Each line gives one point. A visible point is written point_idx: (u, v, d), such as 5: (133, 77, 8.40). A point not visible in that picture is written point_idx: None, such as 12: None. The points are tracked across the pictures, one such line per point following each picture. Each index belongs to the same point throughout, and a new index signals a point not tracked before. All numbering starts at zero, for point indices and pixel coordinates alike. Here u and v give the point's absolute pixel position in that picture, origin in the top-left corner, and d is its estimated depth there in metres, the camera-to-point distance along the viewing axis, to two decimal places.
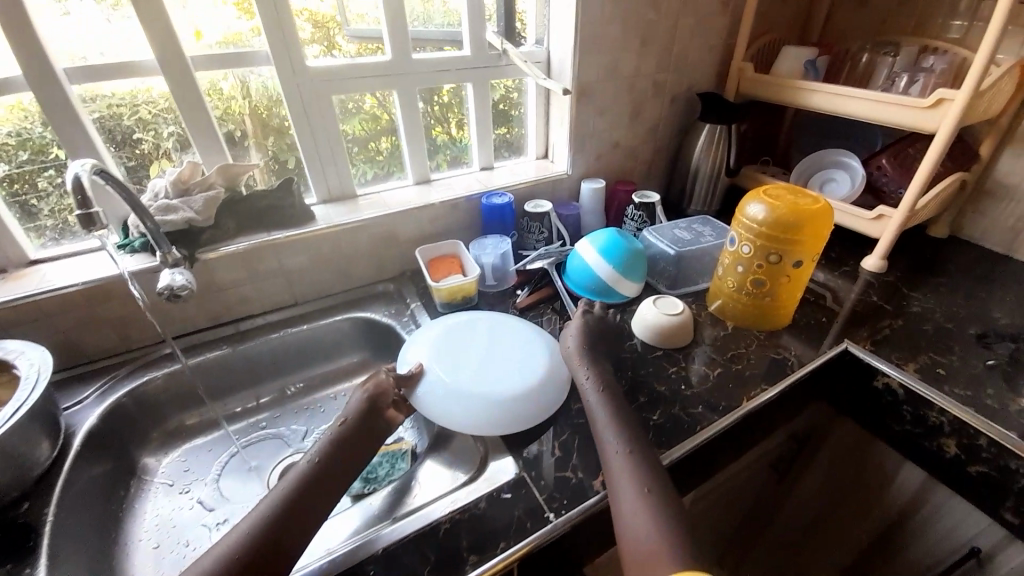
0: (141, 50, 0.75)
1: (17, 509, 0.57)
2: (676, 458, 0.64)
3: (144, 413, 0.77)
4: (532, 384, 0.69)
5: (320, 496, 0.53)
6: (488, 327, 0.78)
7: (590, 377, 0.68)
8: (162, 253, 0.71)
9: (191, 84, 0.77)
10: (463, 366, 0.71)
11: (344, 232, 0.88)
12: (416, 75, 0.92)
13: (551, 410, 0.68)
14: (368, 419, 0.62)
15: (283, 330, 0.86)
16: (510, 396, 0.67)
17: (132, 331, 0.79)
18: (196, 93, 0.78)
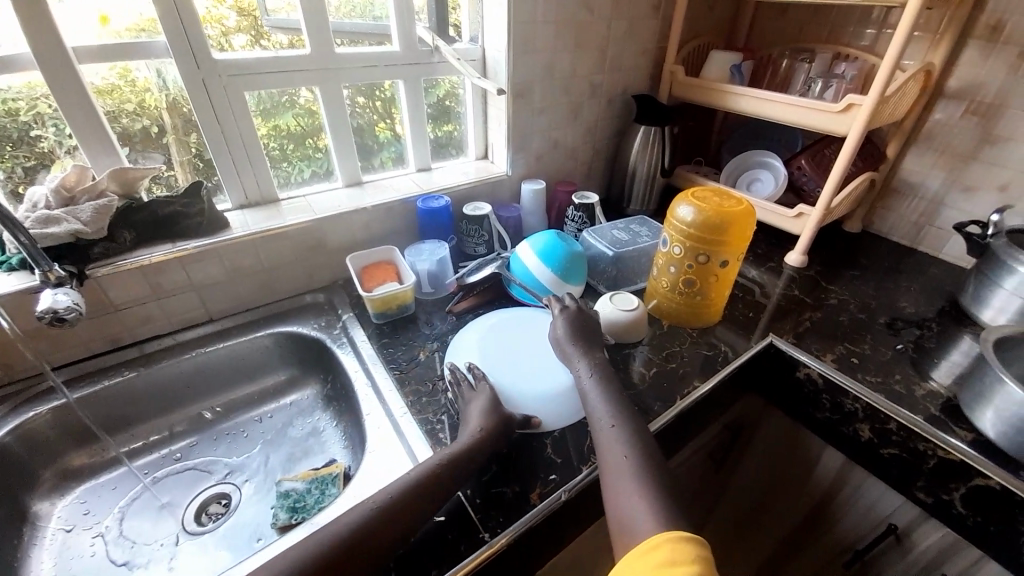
0: (19, 38, 0.65)
1: None
2: (663, 424, 0.69)
3: (30, 453, 0.67)
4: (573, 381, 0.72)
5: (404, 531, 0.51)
6: (522, 328, 0.81)
7: (585, 368, 0.68)
8: (42, 271, 0.64)
9: (76, 80, 0.68)
10: (502, 365, 0.73)
11: (264, 240, 0.81)
12: (346, 70, 0.87)
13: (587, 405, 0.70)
14: (499, 445, 0.61)
15: (198, 349, 0.79)
16: (553, 396, 0.69)
17: (12, 361, 0.69)
18: (83, 89, 0.69)
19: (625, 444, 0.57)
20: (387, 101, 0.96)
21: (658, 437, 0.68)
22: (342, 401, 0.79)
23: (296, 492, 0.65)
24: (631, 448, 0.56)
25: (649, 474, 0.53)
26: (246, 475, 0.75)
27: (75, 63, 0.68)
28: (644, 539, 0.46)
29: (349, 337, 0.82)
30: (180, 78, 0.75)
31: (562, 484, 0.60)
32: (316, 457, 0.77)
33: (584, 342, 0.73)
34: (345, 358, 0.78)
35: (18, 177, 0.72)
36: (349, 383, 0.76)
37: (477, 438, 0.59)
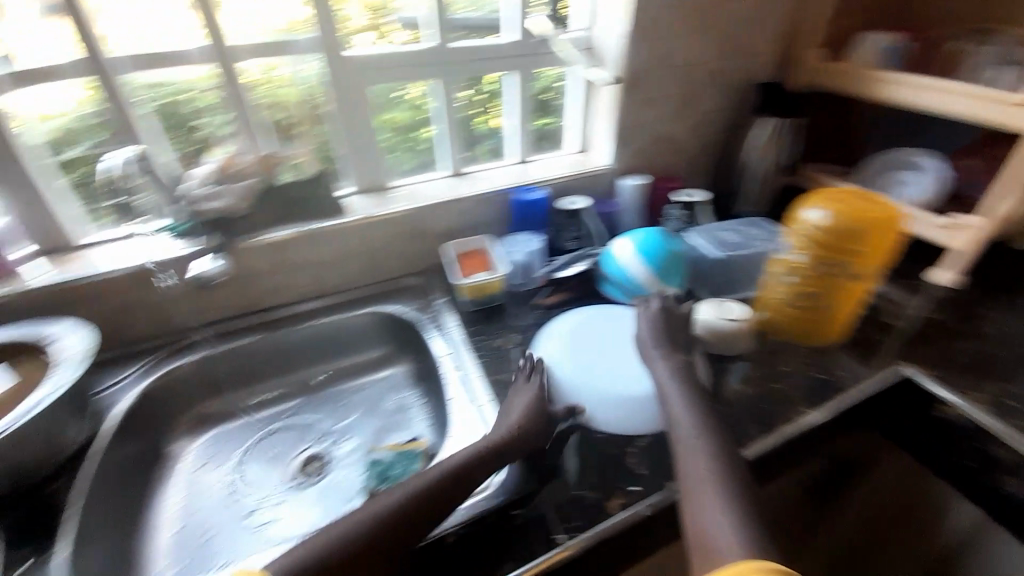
0: (192, 39, 0.75)
1: (50, 486, 0.59)
2: (763, 448, 0.63)
3: (174, 396, 0.79)
4: None
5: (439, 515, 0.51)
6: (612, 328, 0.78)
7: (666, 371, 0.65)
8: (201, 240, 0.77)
9: (231, 75, 0.78)
10: (593, 364, 0.71)
11: (373, 225, 0.87)
12: (458, 63, 0.90)
13: None
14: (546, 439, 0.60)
15: (311, 321, 0.87)
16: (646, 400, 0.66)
17: (166, 317, 0.81)
18: (235, 82, 0.79)
19: (703, 459, 0.53)
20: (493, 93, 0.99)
21: (756, 462, 0.62)
22: (430, 382, 0.83)
23: (385, 461, 0.70)
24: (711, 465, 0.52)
25: (742, 501, 0.49)
26: (341, 441, 0.81)
27: (233, 60, 0.78)
28: (729, 568, 0.43)
29: (439, 321, 0.85)
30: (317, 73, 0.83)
31: (644, 498, 0.57)
32: (403, 432, 0.81)
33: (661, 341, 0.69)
34: (435, 342, 0.81)
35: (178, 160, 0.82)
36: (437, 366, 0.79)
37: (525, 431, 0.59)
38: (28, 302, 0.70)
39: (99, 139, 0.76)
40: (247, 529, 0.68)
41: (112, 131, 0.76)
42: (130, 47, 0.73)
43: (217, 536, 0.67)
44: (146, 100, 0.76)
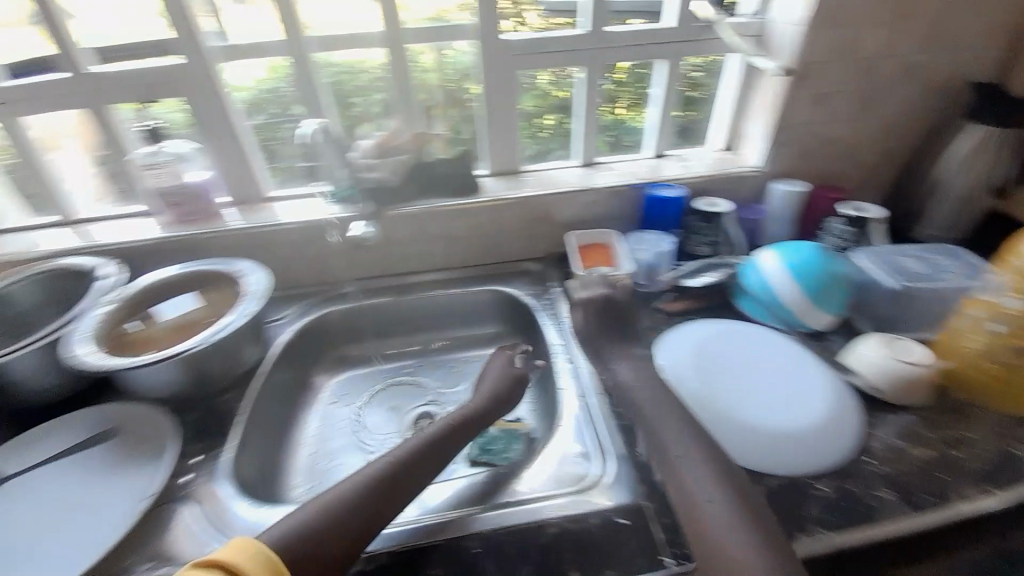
0: (373, 22, 0.83)
1: (224, 397, 0.69)
2: (923, 523, 0.53)
3: (319, 339, 0.89)
4: (806, 424, 0.60)
5: (397, 502, 0.51)
6: (744, 348, 0.71)
7: (626, 372, 0.67)
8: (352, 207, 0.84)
9: (400, 55, 0.84)
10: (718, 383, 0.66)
11: (508, 206, 0.89)
12: (611, 49, 0.88)
13: (826, 458, 0.58)
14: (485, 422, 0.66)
15: (439, 290, 0.92)
16: (780, 434, 0.59)
17: (320, 268, 0.91)
18: (404, 63, 0.85)
19: (712, 493, 0.51)
20: (632, 80, 0.95)
21: (911, 536, 0.53)
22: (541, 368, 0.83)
23: (489, 435, 0.73)
24: (717, 501, 0.50)
25: None
26: (451, 406, 0.85)
27: (404, 42, 0.84)
28: None
29: (556, 311, 0.85)
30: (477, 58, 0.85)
31: None
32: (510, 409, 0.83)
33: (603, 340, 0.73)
34: (549, 331, 0.81)
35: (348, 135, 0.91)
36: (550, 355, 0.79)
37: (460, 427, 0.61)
38: (224, 241, 0.84)
39: (284, 107, 0.88)
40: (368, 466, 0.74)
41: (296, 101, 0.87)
42: (324, 28, 0.82)
43: (342, 466, 0.75)
44: (329, 76, 0.86)
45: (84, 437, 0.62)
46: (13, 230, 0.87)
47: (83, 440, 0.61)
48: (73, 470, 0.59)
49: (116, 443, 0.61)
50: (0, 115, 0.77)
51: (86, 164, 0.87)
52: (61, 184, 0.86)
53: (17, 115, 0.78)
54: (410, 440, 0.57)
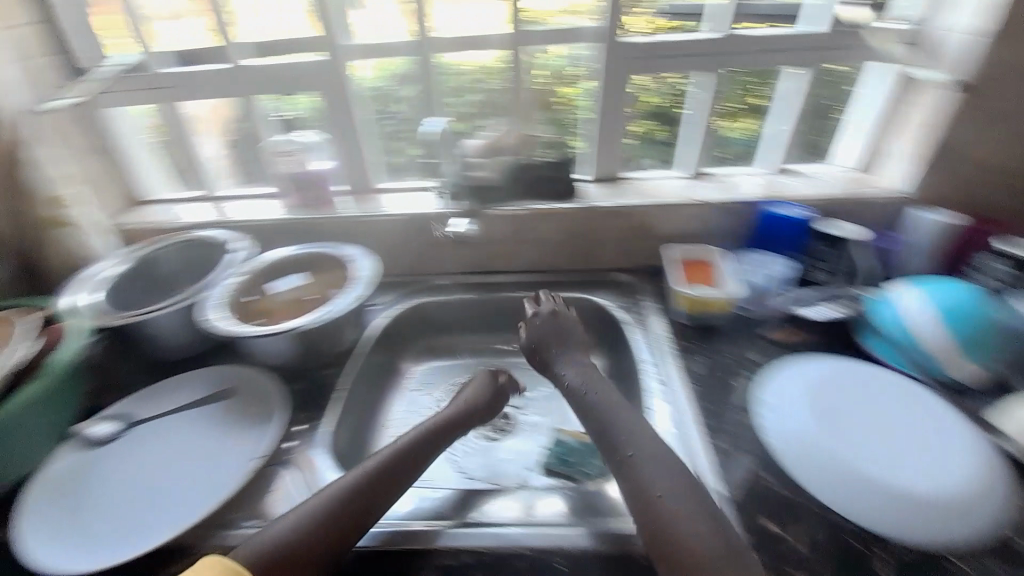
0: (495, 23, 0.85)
1: (325, 372, 0.73)
2: None
3: (410, 328, 0.91)
4: (954, 492, 0.51)
5: (387, 497, 0.53)
6: (869, 394, 0.63)
7: (572, 376, 0.67)
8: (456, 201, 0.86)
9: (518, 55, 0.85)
10: (840, 429, 0.58)
11: (606, 214, 0.85)
12: (740, 56, 0.82)
13: (978, 535, 0.50)
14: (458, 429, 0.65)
15: (528, 292, 0.90)
16: (920, 498, 0.51)
17: (418, 260, 0.94)
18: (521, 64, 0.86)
19: (676, 492, 0.50)
20: (727, 90, 0.89)
21: None
22: (627, 385, 0.78)
23: (567, 446, 0.71)
24: (677, 496, 0.50)
25: None
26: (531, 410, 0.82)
27: (523, 43, 0.84)
28: None
29: (650, 328, 0.80)
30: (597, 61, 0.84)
31: None
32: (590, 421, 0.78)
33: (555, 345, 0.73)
34: (639, 348, 0.77)
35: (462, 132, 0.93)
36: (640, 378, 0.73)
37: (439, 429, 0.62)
38: (337, 226, 0.90)
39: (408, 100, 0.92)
40: (448, 460, 0.73)
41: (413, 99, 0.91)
42: (449, 30, 0.85)
43: None
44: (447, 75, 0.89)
45: (203, 394, 0.68)
46: (163, 201, 0.99)
47: (202, 397, 0.68)
48: (194, 425, 0.64)
49: (230, 403, 0.66)
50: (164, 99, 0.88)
51: (227, 146, 0.97)
52: (206, 163, 0.97)
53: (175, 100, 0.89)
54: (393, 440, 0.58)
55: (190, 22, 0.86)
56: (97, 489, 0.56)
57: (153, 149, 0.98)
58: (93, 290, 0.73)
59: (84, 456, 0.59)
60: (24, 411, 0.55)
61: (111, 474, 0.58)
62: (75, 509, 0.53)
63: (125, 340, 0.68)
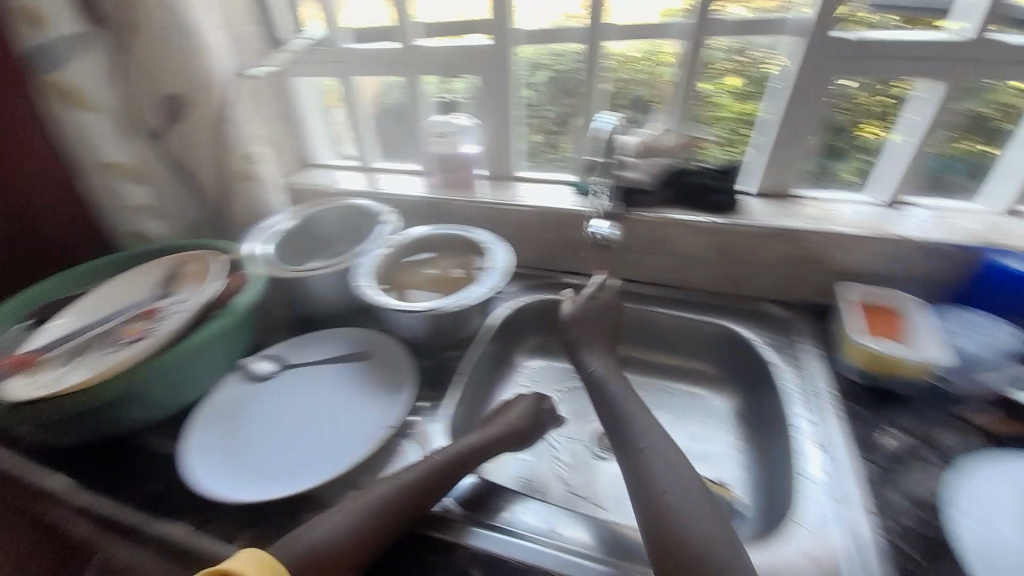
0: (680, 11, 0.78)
1: (447, 354, 0.74)
2: None
3: (528, 323, 0.87)
4: None
5: (432, 496, 0.54)
6: None
7: (594, 364, 0.68)
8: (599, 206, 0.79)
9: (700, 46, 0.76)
10: None
11: (766, 237, 0.73)
12: (985, 64, 0.67)
13: None
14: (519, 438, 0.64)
15: (659, 309, 0.78)
16: None
17: (547, 256, 0.91)
18: (702, 56, 0.78)
19: (683, 489, 0.51)
20: (972, 101, 0.71)
21: None
22: (769, 438, 0.66)
23: None
24: (678, 495, 0.50)
25: None
26: None
27: (711, 33, 0.76)
28: None
29: (810, 379, 0.66)
30: (794, 57, 0.73)
31: None
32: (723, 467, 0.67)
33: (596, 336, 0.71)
34: (794, 402, 0.64)
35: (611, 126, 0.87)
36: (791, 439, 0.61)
37: (491, 437, 0.61)
38: (475, 209, 0.91)
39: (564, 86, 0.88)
40: (556, 477, 0.71)
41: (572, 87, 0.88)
42: (626, 16, 0.80)
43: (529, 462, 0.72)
44: (613, 65, 0.84)
45: (348, 352, 0.73)
46: (326, 166, 1.08)
47: (345, 354, 0.72)
48: (336, 380, 0.69)
49: (367, 366, 0.70)
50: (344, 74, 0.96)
51: (387, 121, 1.03)
52: (368, 137, 1.03)
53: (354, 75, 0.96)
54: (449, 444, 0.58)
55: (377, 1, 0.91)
56: (251, 421, 0.63)
57: (326, 119, 1.07)
58: (266, 241, 0.81)
59: (241, 393, 0.66)
60: (209, 341, 0.62)
61: (255, 417, 0.63)
62: (232, 435, 0.60)
63: (287, 290, 0.76)
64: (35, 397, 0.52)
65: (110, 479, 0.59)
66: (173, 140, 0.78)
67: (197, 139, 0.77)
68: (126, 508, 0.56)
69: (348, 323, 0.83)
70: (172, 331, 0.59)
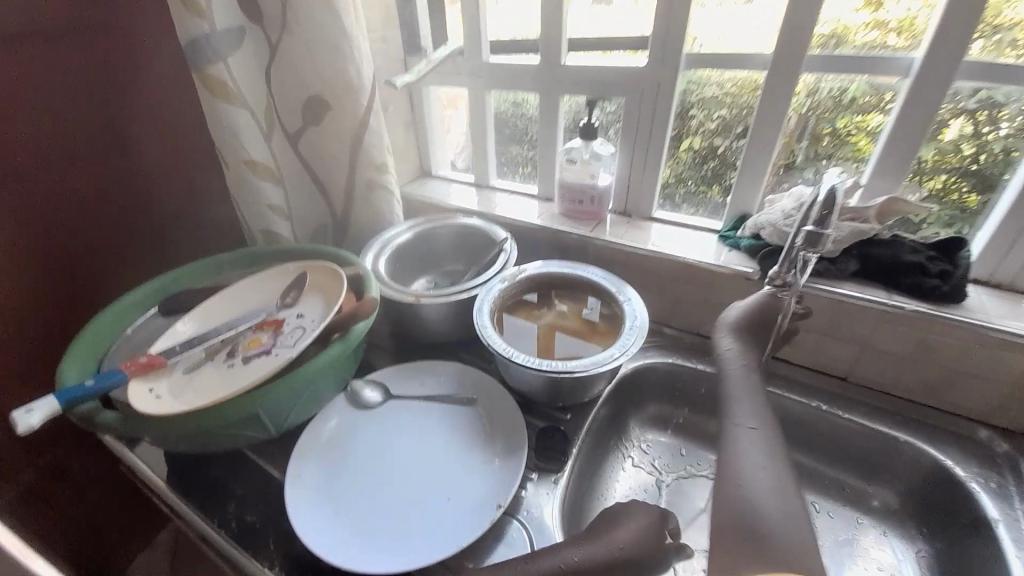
0: (900, 46, 0.64)
1: (563, 414, 0.66)
2: None
3: (645, 389, 0.76)
4: None
5: None
6: None
7: (729, 347, 0.63)
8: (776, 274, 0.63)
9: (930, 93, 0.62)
10: None
11: (996, 344, 0.58)
12: None
13: None
14: (652, 556, 0.49)
15: (824, 406, 0.67)
16: None
17: (677, 314, 0.80)
18: (933, 105, 0.63)
19: (764, 463, 0.52)
20: None
21: None
22: None
23: None
24: (763, 474, 0.50)
25: None
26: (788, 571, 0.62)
27: (950, 77, 0.61)
28: None
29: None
30: None
31: None
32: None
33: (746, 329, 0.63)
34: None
35: (723, 152, 0.80)
36: None
37: (616, 565, 0.48)
38: (601, 248, 0.81)
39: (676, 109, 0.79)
40: None
41: (721, 119, 0.77)
42: (828, 46, 0.67)
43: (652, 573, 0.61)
44: (800, 104, 0.72)
45: (452, 392, 0.66)
46: (442, 178, 1.04)
47: (448, 395, 0.66)
48: (439, 427, 0.62)
49: (477, 413, 0.63)
50: (478, 87, 0.90)
51: (511, 140, 0.97)
52: (490, 155, 0.97)
53: (488, 88, 0.90)
54: (555, 554, 0.48)
55: (526, 11, 0.83)
56: (350, 464, 0.58)
57: (447, 130, 1.02)
58: (386, 255, 0.78)
59: (348, 422, 0.62)
60: (321, 370, 0.57)
61: (358, 453, 0.59)
62: (329, 477, 0.56)
63: (400, 314, 0.72)
64: (146, 412, 0.49)
65: (214, 500, 0.57)
66: (308, 144, 0.75)
67: (333, 145, 0.75)
68: (224, 538, 0.53)
69: (455, 357, 0.77)
70: (291, 356, 0.55)
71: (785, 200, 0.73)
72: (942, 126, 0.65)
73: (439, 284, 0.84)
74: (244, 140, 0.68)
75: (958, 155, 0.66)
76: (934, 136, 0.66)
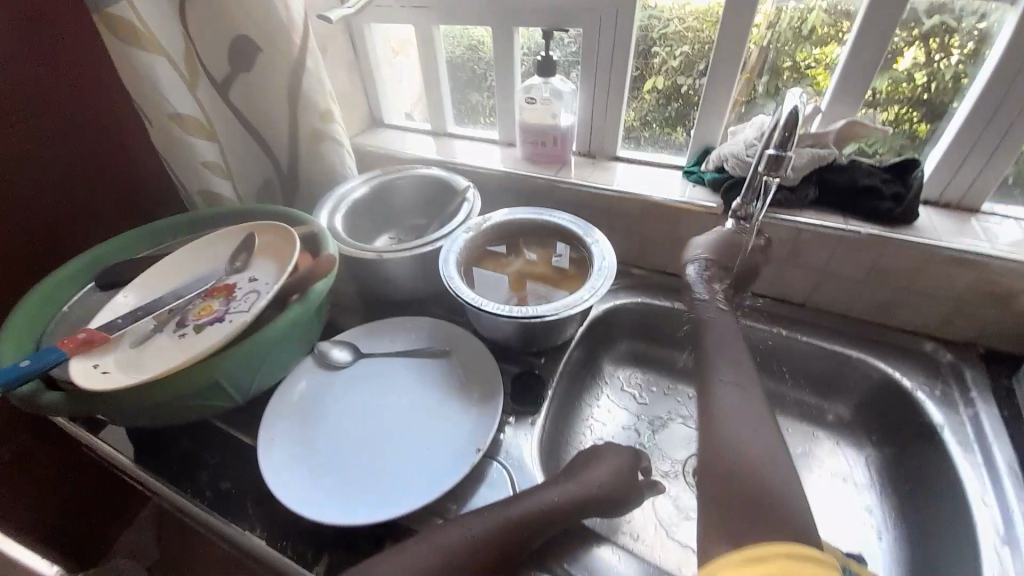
0: None
1: (537, 359, 0.66)
2: None
3: (616, 329, 0.78)
4: None
5: (519, 550, 0.46)
6: None
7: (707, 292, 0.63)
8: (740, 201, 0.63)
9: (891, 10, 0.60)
10: None
11: (944, 261, 0.61)
12: None
13: None
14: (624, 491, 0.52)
15: (787, 331, 0.70)
16: None
17: (644, 254, 0.80)
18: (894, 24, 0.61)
19: (741, 402, 0.53)
20: None
21: None
22: (919, 498, 0.59)
23: None
24: (741, 416, 0.52)
25: None
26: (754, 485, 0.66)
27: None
28: None
29: (986, 451, 0.56)
30: (1005, 35, 0.57)
31: None
32: (862, 541, 0.60)
33: (717, 266, 0.63)
34: (970, 480, 0.54)
35: (686, 91, 0.78)
36: (965, 522, 0.52)
37: (596, 498, 0.50)
38: (566, 193, 0.79)
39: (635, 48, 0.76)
40: (657, 518, 0.63)
41: (682, 55, 0.75)
42: None
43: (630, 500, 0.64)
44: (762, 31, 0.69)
45: (424, 344, 0.65)
46: (396, 128, 0.99)
47: (420, 348, 0.65)
48: (417, 381, 0.62)
49: (450, 363, 0.63)
50: (424, 23, 0.83)
51: (467, 83, 0.91)
52: (445, 100, 0.92)
53: (436, 24, 0.84)
54: (536, 495, 0.49)
55: None
56: (324, 425, 0.57)
57: (397, 75, 0.95)
58: (342, 211, 0.74)
59: (318, 384, 0.61)
60: (281, 333, 0.54)
61: (332, 411, 0.58)
62: (304, 437, 0.55)
63: (363, 271, 0.69)
64: (88, 388, 0.46)
65: (186, 473, 0.55)
66: (242, 92, 0.68)
67: (270, 93, 0.68)
68: (201, 508, 0.52)
69: (425, 312, 0.75)
70: (247, 319, 0.52)
71: (748, 131, 0.72)
72: (895, 55, 0.65)
73: (402, 239, 0.81)
74: (165, 90, 0.61)
75: (915, 84, 0.66)
76: (888, 65, 0.65)
